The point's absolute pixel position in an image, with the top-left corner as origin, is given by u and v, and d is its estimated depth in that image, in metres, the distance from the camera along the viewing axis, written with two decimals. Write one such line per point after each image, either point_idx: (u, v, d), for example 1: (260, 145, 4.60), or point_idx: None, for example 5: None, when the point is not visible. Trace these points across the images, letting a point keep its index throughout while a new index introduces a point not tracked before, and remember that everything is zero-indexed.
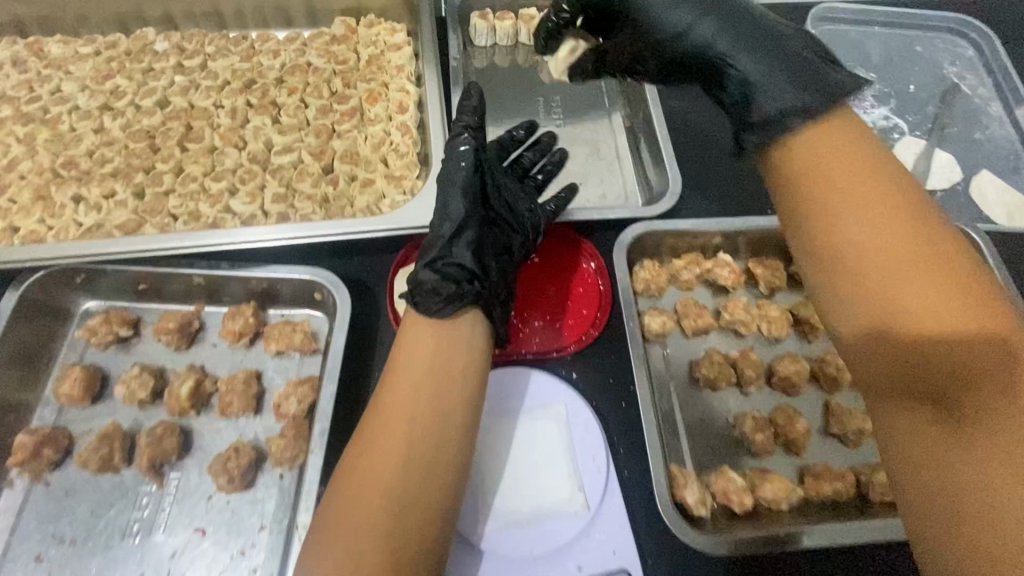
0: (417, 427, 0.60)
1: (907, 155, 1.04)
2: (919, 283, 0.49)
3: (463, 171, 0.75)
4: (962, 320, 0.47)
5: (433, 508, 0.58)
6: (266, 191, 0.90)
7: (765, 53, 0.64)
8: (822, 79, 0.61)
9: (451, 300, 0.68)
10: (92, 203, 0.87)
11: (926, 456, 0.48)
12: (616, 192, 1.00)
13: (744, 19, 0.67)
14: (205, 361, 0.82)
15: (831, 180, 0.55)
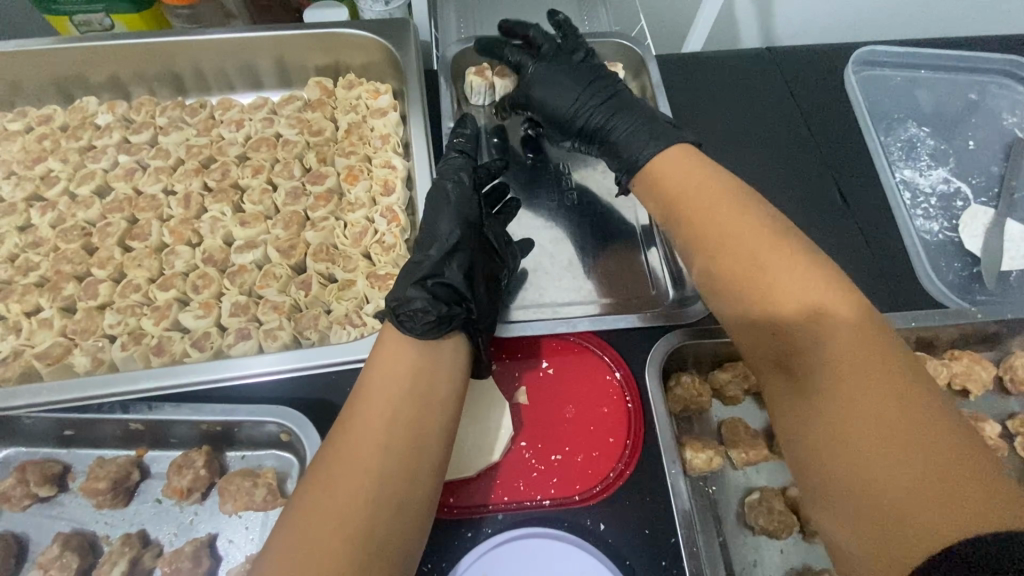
0: (371, 495, 0.51)
1: (975, 227, 0.89)
2: (785, 286, 0.57)
3: (456, 188, 0.75)
4: (816, 311, 0.55)
5: (397, 549, 0.51)
6: (224, 299, 0.75)
7: (632, 125, 0.77)
8: (680, 143, 0.74)
9: (442, 321, 0.63)
10: (10, 322, 0.72)
11: (820, 457, 0.52)
12: (641, 279, 0.84)
13: (634, 109, 0.79)
14: (146, 522, 0.66)
15: (721, 222, 0.64)
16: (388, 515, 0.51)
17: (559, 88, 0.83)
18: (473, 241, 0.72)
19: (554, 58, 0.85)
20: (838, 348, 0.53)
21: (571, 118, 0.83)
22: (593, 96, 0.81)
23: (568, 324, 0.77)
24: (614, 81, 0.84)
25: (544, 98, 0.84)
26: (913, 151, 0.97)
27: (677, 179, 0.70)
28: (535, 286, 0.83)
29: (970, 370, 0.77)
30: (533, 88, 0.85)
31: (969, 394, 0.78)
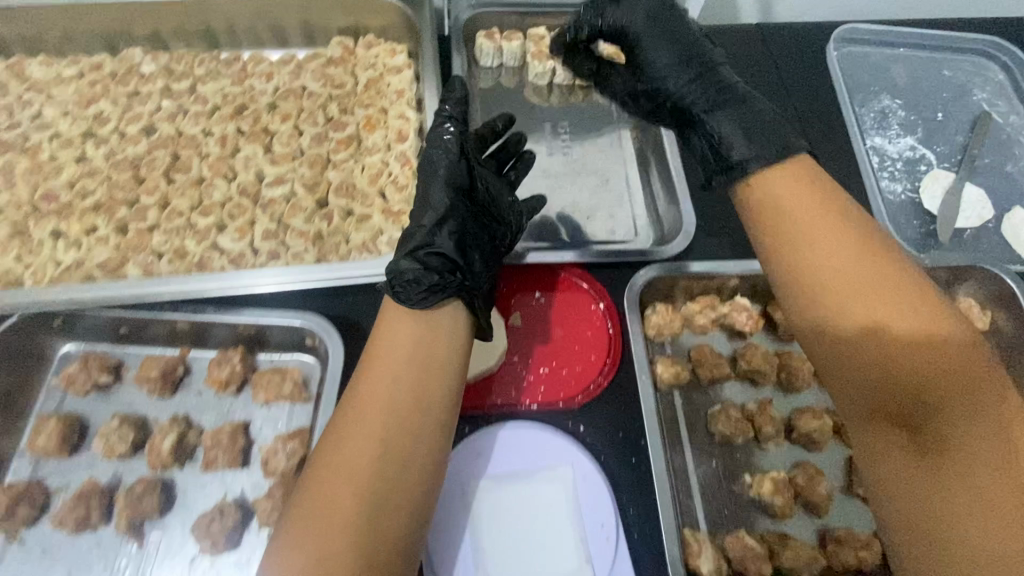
0: (377, 460, 0.55)
1: (935, 189, 0.97)
2: (903, 331, 0.54)
3: (446, 159, 0.72)
4: (933, 359, 0.52)
5: (411, 508, 0.56)
6: (256, 226, 0.85)
7: (745, 124, 0.70)
8: (803, 154, 0.66)
9: (432, 291, 0.65)
10: (72, 239, 0.82)
11: (929, 518, 0.50)
12: (626, 227, 0.93)
13: (742, 103, 0.72)
14: (190, 409, 0.77)
15: (846, 264, 0.57)
16: (395, 491, 0.55)
17: (660, 56, 0.76)
18: (463, 209, 0.72)
19: (661, 12, 0.78)
20: (951, 401, 0.51)
21: (666, 83, 0.76)
22: (705, 83, 0.74)
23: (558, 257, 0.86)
24: (738, 83, 0.74)
25: (650, 64, 0.77)
26: (885, 121, 1.06)
27: (804, 210, 0.61)
28: (529, 227, 0.92)
29: None
30: (647, 50, 0.77)
31: None
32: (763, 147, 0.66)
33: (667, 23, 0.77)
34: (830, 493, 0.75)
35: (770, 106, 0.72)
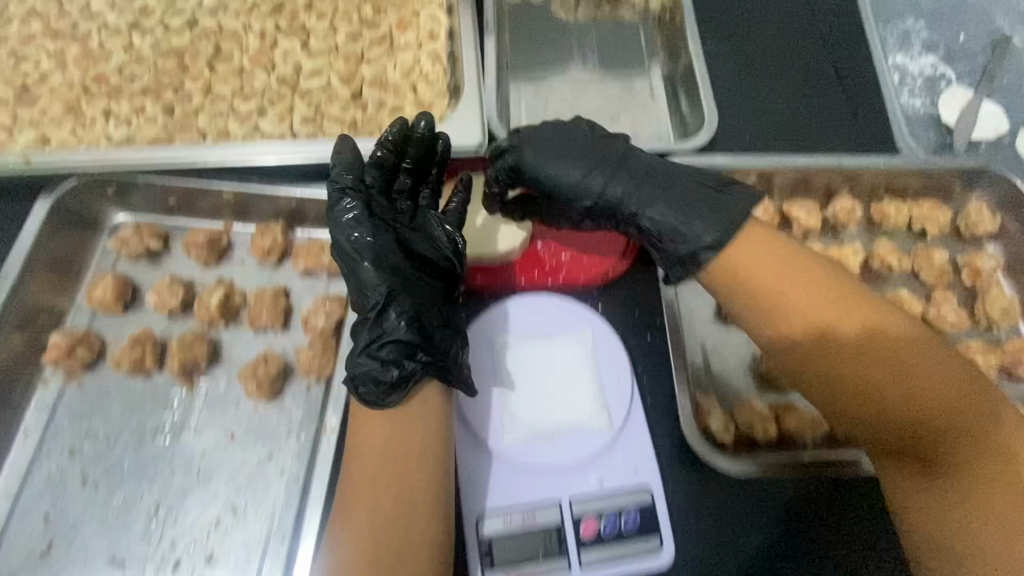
0: (371, 535, 0.58)
1: (954, 104, 0.99)
2: (879, 363, 0.57)
3: (365, 268, 0.70)
4: (909, 386, 0.56)
5: (416, 568, 0.58)
6: (295, 112, 0.89)
7: (676, 205, 0.70)
8: (724, 197, 0.69)
9: (400, 384, 0.65)
10: (122, 116, 0.86)
11: (955, 538, 0.55)
12: (649, 130, 0.97)
13: (659, 172, 0.73)
14: (234, 276, 0.82)
15: (824, 313, 0.59)
16: (403, 515, 0.60)
17: (575, 176, 0.73)
18: (400, 283, 0.70)
19: (560, 146, 0.75)
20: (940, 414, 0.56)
21: (583, 194, 0.73)
22: (622, 167, 0.73)
23: None
24: (630, 152, 0.75)
25: (564, 176, 0.74)
26: (907, 41, 1.07)
27: (782, 261, 0.63)
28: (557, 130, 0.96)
29: (930, 215, 0.88)
30: (563, 174, 0.74)
31: (926, 237, 0.89)
32: (703, 220, 0.67)
33: (571, 134, 0.76)
34: None
35: (665, 162, 0.74)
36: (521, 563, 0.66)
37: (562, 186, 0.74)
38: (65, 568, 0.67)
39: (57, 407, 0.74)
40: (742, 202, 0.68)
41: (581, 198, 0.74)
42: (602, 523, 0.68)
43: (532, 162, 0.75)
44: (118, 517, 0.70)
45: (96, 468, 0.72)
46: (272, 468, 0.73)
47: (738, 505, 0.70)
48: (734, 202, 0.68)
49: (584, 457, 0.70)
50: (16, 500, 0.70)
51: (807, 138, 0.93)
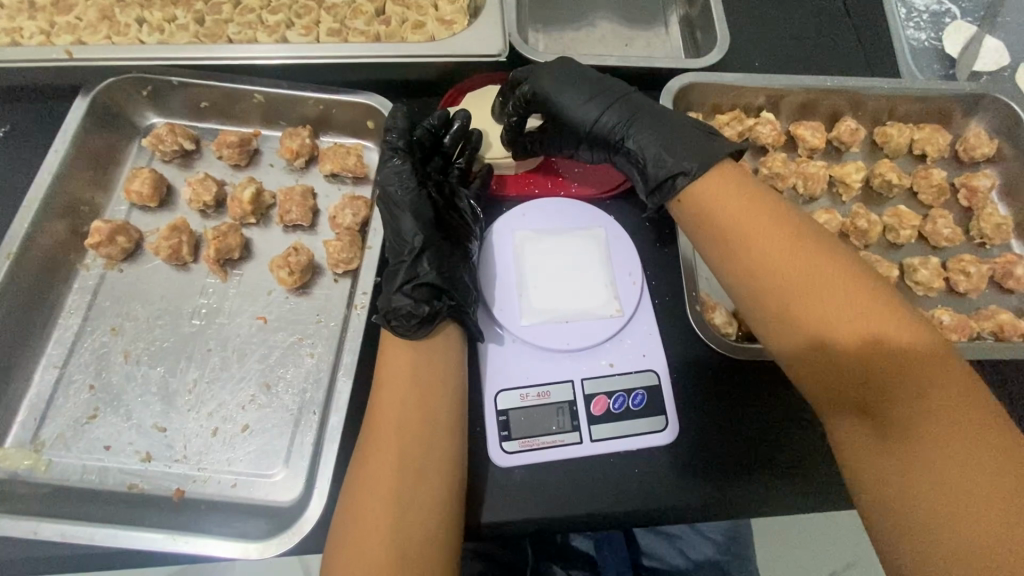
0: (400, 451, 0.62)
1: (956, 38, 1.02)
2: (838, 312, 0.59)
3: (405, 217, 0.75)
4: (863, 335, 0.58)
5: (441, 476, 0.63)
6: (321, 25, 0.92)
7: (662, 139, 0.74)
8: (714, 142, 0.73)
9: (425, 318, 0.69)
10: (156, 26, 0.91)
11: (892, 484, 0.56)
12: (661, 51, 1.00)
13: (652, 110, 0.77)
14: (263, 178, 0.86)
15: (787, 258, 0.63)
16: (429, 434, 0.64)
17: (577, 110, 0.77)
18: (434, 235, 0.75)
19: (566, 77, 0.79)
20: (893, 367, 0.57)
21: (580, 122, 0.78)
22: (618, 106, 0.78)
23: (599, 61, 0.88)
24: (629, 93, 0.79)
25: (567, 108, 0.78)
26: None
27: (747, 216, 0.66)
28: (573, 48, 0.98)
29: (930, 138, 0.92)
30: (565, 109, 0.78)
31: (925, 159, 0.93)
32: (685, 153, 0.72)
33: (577, 70, 0.79)
34: None
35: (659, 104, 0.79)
36: (537, 433, 0.72)
37: (562, 112, 0.78)
38: (110, 433, 0.71)
39: (99, 290, 0.78)
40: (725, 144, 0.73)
41: (577, 121, 0.77)
42: (611, 400, 0.73)
43: (552, 83, 0.78)
44: (160, 388, 0.73)
45: (134, 346, 0.75)
46: (304, 349, 0.75)
47: (738, 391, 0.76)
48: (719, 143, 0.74)
49: (596, 340, 0.75)
50: (61, 372, 0.74)
51: (812, 64, 0.96)
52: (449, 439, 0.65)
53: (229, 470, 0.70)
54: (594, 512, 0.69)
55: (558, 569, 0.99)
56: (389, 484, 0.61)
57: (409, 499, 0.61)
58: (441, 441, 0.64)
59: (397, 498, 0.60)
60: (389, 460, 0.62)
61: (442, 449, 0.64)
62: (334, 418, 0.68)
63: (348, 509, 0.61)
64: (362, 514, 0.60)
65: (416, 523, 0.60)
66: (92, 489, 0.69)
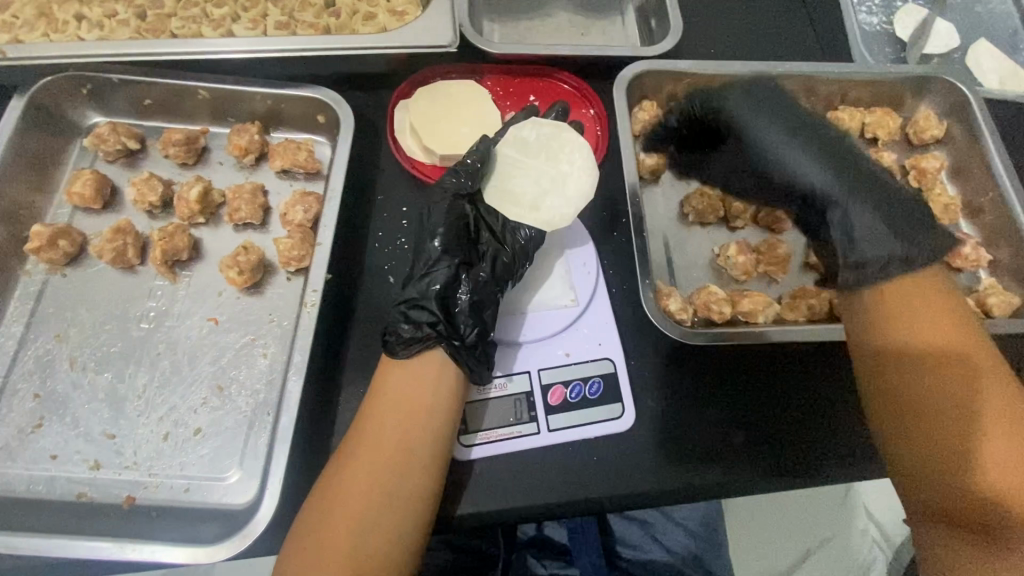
0: (377, 472, 0.62)
1: (908, 21, 1.03)
2: (1011, 400, 0.63)
3: (432, 236, 0.73)
4: (993, 426, 0.61)
5: (411, 501, 0.62)
6: (269, 18, 0.90)
7: (895, 222, 0.74)
8: (905, 203, 0.76)
9: (414, 340, 0.68)
10: (94, 21, 0.89)
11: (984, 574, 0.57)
12: (617, 40, 1.00)
13: (850, 156, 0.80)
14: (212, 176, 0.84)
15: (930, 344, 0.65)
16: (410, 460, 0.63)
17: (789, 152, 0.79)
18: (458, 262, 0.72)
19: (762, 106, 0.82)
20: (998, 459, 0.60)
21: (796, 180, 0.79)
22: (804, 129, 0.81)
23: (552, 51, 0.87)
24: (820, 128, 0.82)
25: (792, 163, 0.79)
26: None
27: (920, 308, 0.67)
28: (528, 38, 0.97)
29: (881, 121, 0.93)
30: (770, 148, 0.80)
31: (877, 143, 0.94)
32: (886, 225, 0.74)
33: (765, 97, 0.83)
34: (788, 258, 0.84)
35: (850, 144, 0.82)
36: (494, 424, 0.72)
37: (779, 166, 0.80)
38: (57, 442, 0.69)
39: (42, 296, 0.76)
40: (934, 230, 0.74)
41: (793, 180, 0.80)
42: (568, 390, 0.74)
43: (737, 117, 0.82)
44: (108, 395, 0.71)
45: (80, 352, 0.73)
46: (257, 350, 0.74)
47: (713, 386, 0.76)
48: (923, 229, 0.74)
49: (550, 331, 0.76)
50: (4, 381, 0.72)
51: (765, 50, 0.97)
52: (430, 465, 0.63)
53: (181, 475, 0.69)
54: (553, 503, 0.69)
55: (532, 559, 0.99)
56: (359, 503, 0.61)
57: (376, 517, 0.61)
58: (417, 469, 0.63)
59: (363, 517, 0.60)
60: (363, 479, 0.62)
61: (416, 477, 0.62)
62: (285, 418, 0.66)
63: (312, 517, 0.61)
64: (323, 524, 0.60)
65: (381, 536, 0.60)
66: (37, 500, 0.67)
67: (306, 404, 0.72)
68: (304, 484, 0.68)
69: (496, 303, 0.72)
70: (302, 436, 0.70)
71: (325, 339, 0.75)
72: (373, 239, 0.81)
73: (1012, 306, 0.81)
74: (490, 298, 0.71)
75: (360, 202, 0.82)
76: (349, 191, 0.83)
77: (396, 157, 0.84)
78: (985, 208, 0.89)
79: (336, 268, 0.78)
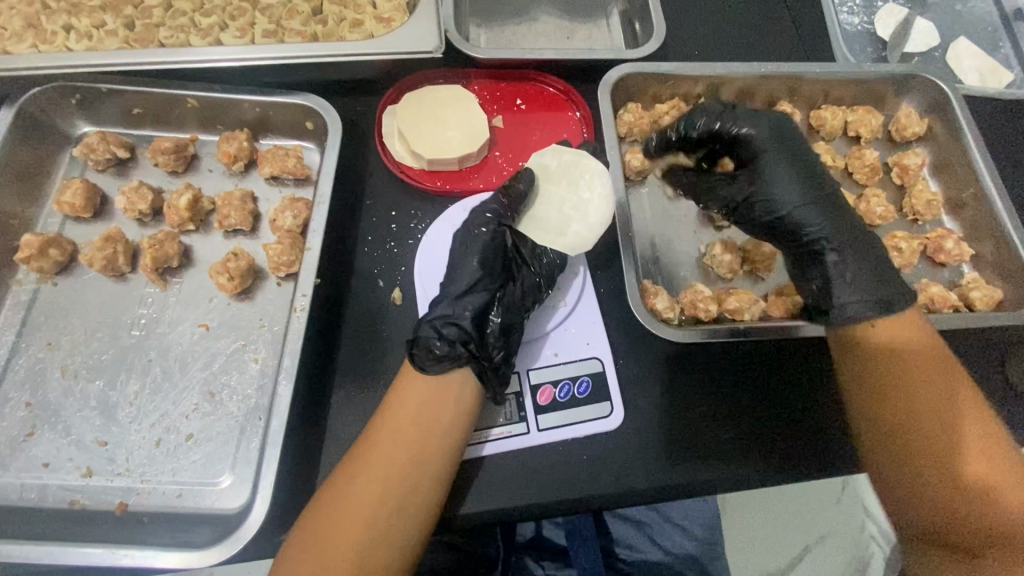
0: (383, 486, 0.62)
1: (889, 20, 1.05)
2: (966, 416, 0.66)
3: (472, 260, 0.73)
4: (950, 436, 0.65)
5: (415, 515, 0.62)
6: (256, 27, 0.91)
7: (866, 279, 0.73)
8: (886, 258, 0.75)
9: (445, 358, 0.68)
10: (84, 32, 0.90)
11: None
12: (602, 43, 1.01)
13: (861, 251, 0.74)
14: (202, 184, 0.85)
15: (886, 375, 0.68)
16: (418, 478, 0.63)
17: (783, 177, 0.77)
18: (492, 285, 0.73)
19: (774, 142, 0.79)
20: (956, 464, 0.64)
21: (782, 210, 0.77)
22: (812, 184, 0.77)
23: (537, 55, 0.88)
24: (839, 201, 0.78)
25: (783, 204, 0.77)
26: None
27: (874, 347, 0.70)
28: (513, 43, 0.99)
29: (864, 119, 0.94)
30: (757, 188, 0.78)
31: (860, 140, 0.96)
32: (858, 284, 0.73)
33: (771, 120, 0.80)
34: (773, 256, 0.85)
35: (865, 226, 0.77)
36: (484, 425, 0.72)
37: (766, 193, 0.77)
38: (49, 450, 0.70)
39: (32, 305, 0.76)
40: (902, 291, 0.72)
41: (780, 210, 0.77)
42: (557, 389, 0.74)
43: (750, 137, 0.79)
44: (99, 402, 0.72)
45: (71, 360, 0.73)
46: (247, 355, 0.75)
47: (716, 388, 0.77)
48: (896, 287, 0.72)
49: (538, 331, 0.77)
50: None
51: (748, 51, 0.98)
52: (435, 483, 0.64)
53: (173, 481, 0.69)
54: (544, 502, 0.70)
55: (531, 561, 1.00)
56: (361, 515, 0.61)
57: (378, 529, 0.61)
58: (422, 485, 0.63)
59: (364, 528, 0.61)
60: (367, 493, 0.62)
61: (422, 493, 0.63)
62: (276, 422, 0.66)
63: (312, 523, 0.62)
64: (325, 532, 0.61)
65: (381, 547, 0.61)
66: (30, 507, 0.67)
67: (297, 408, 0.72)
68: (295, 486, 0.69)
69: (522, 328, 0.74)
70: (293, 439, 0.71)
71: (315, 342, 0.75)
72: (362, 243, 0.81)
73: (994, 299, 0.83)
74: (519, 324, 0.73)
75: (348, 207, 0.83)
76: (338, 197, 0.84)
77: (385, 162, 0.85)
78: (967, 203, 0.90)
79: (325, 272, 0.79)
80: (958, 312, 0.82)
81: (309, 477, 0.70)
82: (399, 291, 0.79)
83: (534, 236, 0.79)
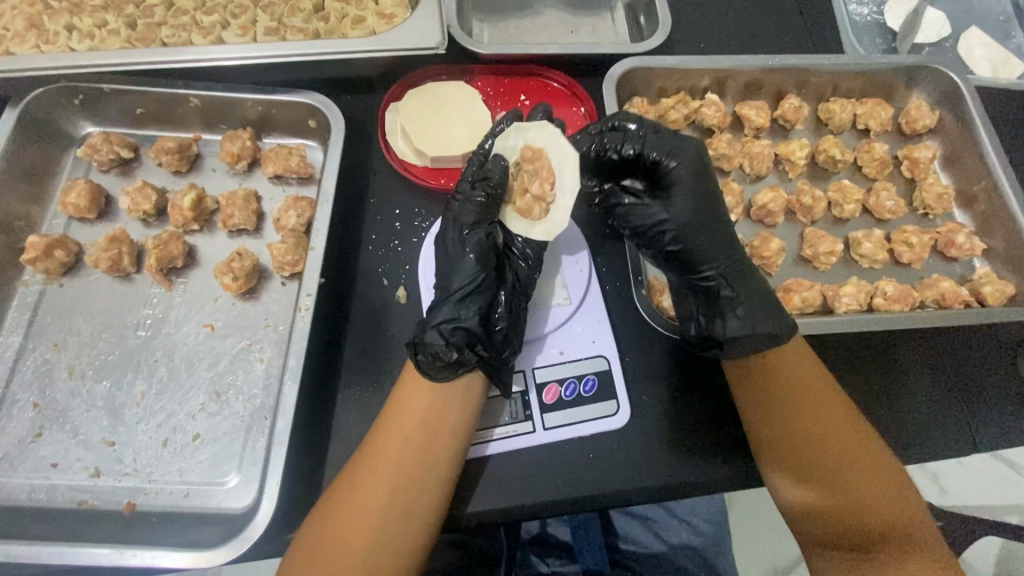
0: (391, 487, 0.62)
1: (898, 11, 1.03)
2: (837, 405, 0.68)
3: (468, 257, 0.70)
4: (834, 419, 0.67)
5: (425, 517, 0.62)
6: (258, 25, 0.91)
7: (755, 300, 0.70)
8: (771, 292, 0.72)
9: (454, 364, 0.66)
10: (85, 32, 0.89)
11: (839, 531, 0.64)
12: (607, 38, 1.00)
13: (743, 275, 0.72)
14: (206, 183, 0.85)
15: (790, 371, 0.69)
16: (426, 483, 0.63)
17: (682, 221, 0.71)
18: (493, 281, 0.70)
19: (690, 180, 0.71)
20: (840, 441, 0.66)
21: (707, 252, 0.71)
22: (715, 224, 0.72)
23: (540, 50, 0.87)
24: (719, 236, 0.72)
25: (708, 245, 0.71)
26: None
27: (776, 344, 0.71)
28: (517, 39, 0.98)
29: (873, 112, 0.93)
30: (673, 216, 0.71)
31: (869, 134, 0.94)
32: (754, 308, 0.70)
33: (694, 151, 0.72)
34: (782, 251, 0.84)
35: (729, 246, 0.72)
36: (488, 423, 0.72)
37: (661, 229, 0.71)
38: (57, 450, 0.70)
39: (39, 306, 0.76)
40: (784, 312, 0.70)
41: (687, 247, 0.71)
42: (563, 387, 0.74)
43: (671, 170, 0.71)
44: (107, 403, 0.72)
45: (78, 361, 0.74)
46: (253, 355, 0.75)
47: (720, 387, 0.76)
48: (777, 306, 0.71)
49: (544, 329, 0.77)
50: (5, 391, 0.72)
51: (755, 44, 0.97)
52: (442, 486, 0.63)
53: (181, 480, 0.69)
54: (552, 501, 0.70)
55: (536, 557, 0.99)
56: (372, 520, 0.61)
57: (390, 533, 0.61)
58: (432, 488, 0.63)
59: (376, 532, 0.61)
60: (377, 497, 0.62)
61: (430, 495, 0.63)
62: (281, 422, 0.66)
63: (321, 524, 0.62)
64: (332, 531, 0.61)
65: (393, 549, 0.61)
66: (40, 507, 0.68)
67: (303, 408, 0.72)
68: (302, 485, 0.69)
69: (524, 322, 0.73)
70: (300, 438, 0.71)
71: (319, 340, 0.75)
72: (366, 242, 0.81)
73: (1006, 294, 0.81)
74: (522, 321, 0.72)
75: (353, 206, 0.83)
76: (343, 195, 0.83)
77: (387, 159, 0.85)
78: (978, 197, 0.89)
79: (330, 272, 0.79)
80: (969, 307, 0.81)
81: (316, 475, 0.70)
82: (403, 290, 0.78)
83: (516, 225, 0.74)
